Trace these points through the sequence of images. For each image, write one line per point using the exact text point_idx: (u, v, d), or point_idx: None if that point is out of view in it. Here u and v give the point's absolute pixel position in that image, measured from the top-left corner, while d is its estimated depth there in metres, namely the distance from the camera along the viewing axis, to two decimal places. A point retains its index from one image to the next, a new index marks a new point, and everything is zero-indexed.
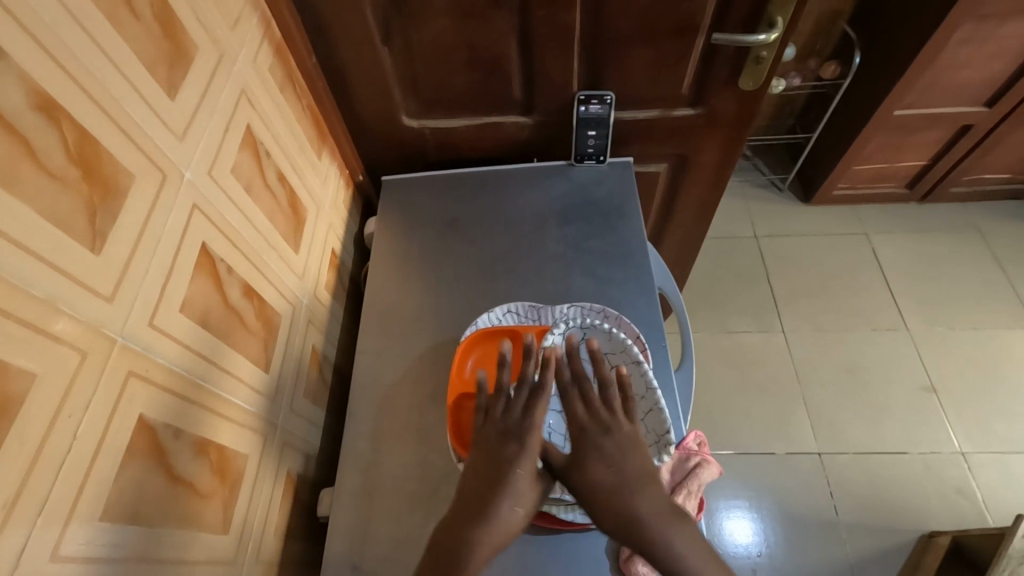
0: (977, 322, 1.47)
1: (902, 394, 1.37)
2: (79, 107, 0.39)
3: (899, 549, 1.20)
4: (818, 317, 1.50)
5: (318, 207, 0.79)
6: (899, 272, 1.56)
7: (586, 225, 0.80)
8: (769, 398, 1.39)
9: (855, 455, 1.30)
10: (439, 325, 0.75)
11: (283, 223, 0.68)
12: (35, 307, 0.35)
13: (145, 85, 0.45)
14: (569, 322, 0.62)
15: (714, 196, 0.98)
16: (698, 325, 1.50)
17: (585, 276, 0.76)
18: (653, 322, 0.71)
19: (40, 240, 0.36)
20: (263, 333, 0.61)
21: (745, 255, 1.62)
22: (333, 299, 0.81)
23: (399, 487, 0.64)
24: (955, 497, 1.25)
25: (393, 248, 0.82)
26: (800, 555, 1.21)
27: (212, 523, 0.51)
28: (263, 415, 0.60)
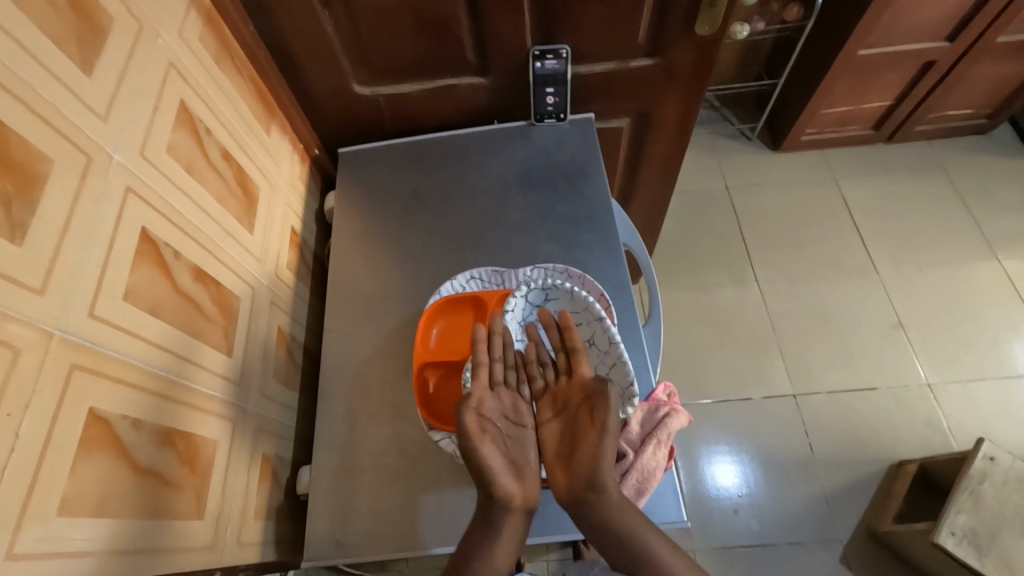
0: (942, 259, 1.50)
1: (872, 334, 1.41)
2: None
3: (871, 478, 1.26)
4: (789, 264, 1.52)
5: (272, 185, 0.76)
6: (867, 215, 1.58)
7: (550, 187, 0.79)
8: (744, 347, 1.42)
9: (828, 396, 1.35)
10: (407, 299, 0.74)
11: (234, 204, 0.65)
12: None
13: (54, 63, 0.42)
14: (531, 284, 0.57)
15: (680, 149, 0.97)
16: (674, 281, 1.52)
17: (551, 239, 0.75)
18: (620, 280, 0.71)
19: None
20: (224, 318, 0.60)
21: (717, 209, 1.62)
22: (297, 280, 0.79)
23: (377, 461, 0.64)
24: (923, 426, 1.30)
25: (356, 224, 0.81)
26: (779, 494, 1.26)
27: (186, 510, 0.50)
28: (231, 401, 0.59)
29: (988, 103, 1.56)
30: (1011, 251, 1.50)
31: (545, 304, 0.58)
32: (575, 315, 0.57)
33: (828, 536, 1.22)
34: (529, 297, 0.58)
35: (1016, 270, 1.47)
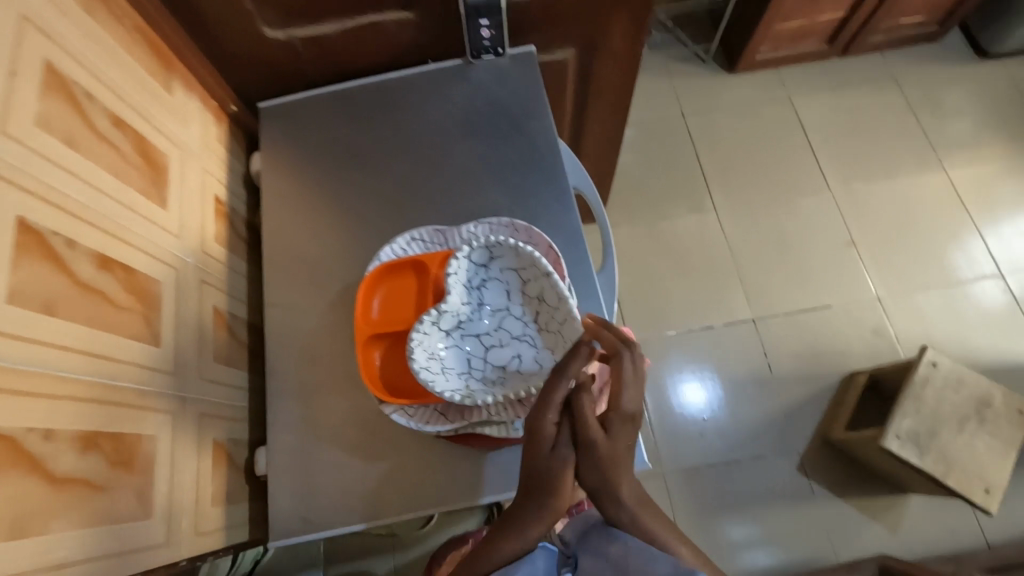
0: (893, 173, 1.52)
1: (826, 254, 1.45)
2: None
3: (826, 391, 1.33)
4: (747, 190, 1.52)
5: (183, 151, 0.68)
6: (822, 133, 1.57)
7: (493, 131, 0.74)
8: (705, 277, 1.43)
9: (785, 317, 1.39)
10: (350, 265, 0.70)
11: (136, 178, 0.58)
12: None
13: None
14: (473, 243, 0.53)
15: (628, 79, 0.91)
16: (634, 216, 1.50)
17: (498, 187, 0.71)
18: (572, 226, 0.68)
19: None
20: (142, 306, 0.55)
21: (673, 138, 1.58)
22: (229, 253, 0.74)
23: (335, 434, 0.62)
24: (872, 337, 1.37)
25: (287, 187, 0.74)
26: (741, 414, 1.32)
27: (128, 511, 0.48)
28: (166, 392, 0.55)
29: (940, 7, 1.53)
30: (957, 160, 1.52)
31: (490, 264, 0.54)
32: (523, 272, 0.54)
33: (786, 447, 1.29)
34: (473, 258, 0.54)
35: (961, 179, 1.50)
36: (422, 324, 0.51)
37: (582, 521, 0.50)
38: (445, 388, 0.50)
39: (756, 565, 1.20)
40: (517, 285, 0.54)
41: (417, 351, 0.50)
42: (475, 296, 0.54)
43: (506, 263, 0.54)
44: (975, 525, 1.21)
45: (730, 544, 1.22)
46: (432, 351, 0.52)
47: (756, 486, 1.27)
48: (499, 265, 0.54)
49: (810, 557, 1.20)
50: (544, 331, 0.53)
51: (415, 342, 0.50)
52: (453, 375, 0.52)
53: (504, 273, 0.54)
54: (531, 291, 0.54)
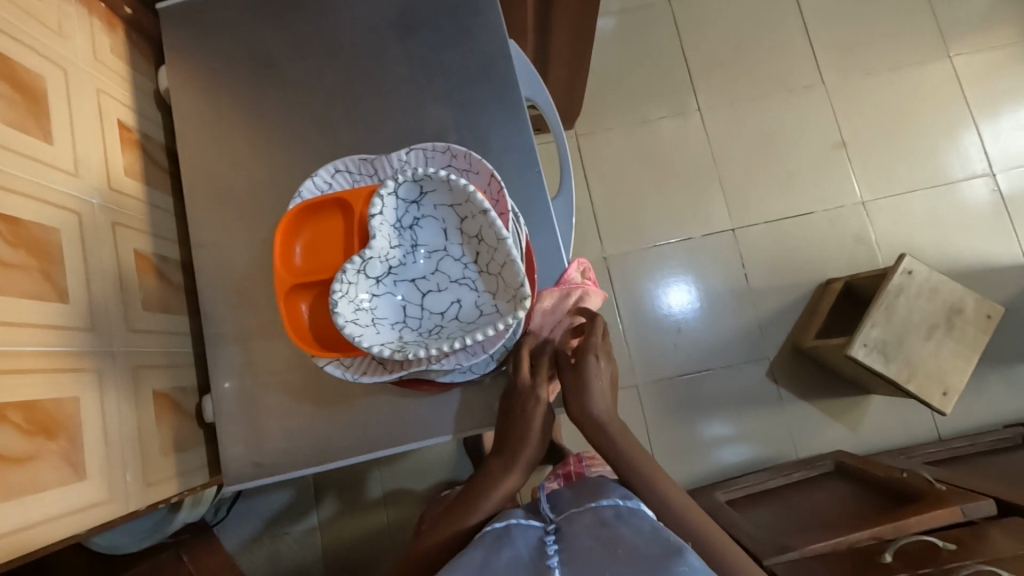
0: (893, 62, 1.39)
1: (815, 156, 1.37)
2: None
3: (801, 300, 1.32)
4: (734, 86, 1.39)
5: (65, 69, 0.58)
6: (821, 17, 1.42)
7: (431, 30, 0.63)
8: (685, 185, 1.36)
9: (766, 225, 1.35)
10: (281, 198, 0.63)
11: (2, 109, 0.50)
12: None
13: None
14: (399, 177, 0.47)
15: None
16: (612, 120, 1.39)
17: (439, 101, 0.62)
18: (524, 146, 0.61)
19: None
20: (36, 259, 0.49)
21: (657, 26, 1.42)
22: (148, 187, 0.66)
23: (280, 381, 0.60)
24: (853, 244, 1.33)
25: (200, 108, 0.65)
26: (715, 325, 1.33)
27: (56, 476, 0.47)
28: (85, 349, 0.52)
29: None
30: (964, 45, 1.39)
31: (422, 200, 0.48)
32: (458, 208, 0.48)
33: (757, 356, 1.31)
34: (401, 194, 0.48)
35: (965, 68, 1.38)
36: (345, 272, 0.46)
37: (579, 507, 0.49)
38: (375, 341, 0.47)
39: (721, 464, 1.27)
40: (452, 225, 0.49)
41: (340, 303, 0.46)
42: (407, 237, 0.49)
43: (439, 198, 0.48)
44: (931, 421, 1.27)
45: (698, 446, 1.28)
46: (359, 301, 0.47)
47: (725, 393, 1.30)
48: (431, 202, 0.49)
49: (772, 455, 1.27)
50: (485, 274, 0.49)
51: (337, 293, 0.45)
52: (383, 327, 0.48)
53: (438, 209, 0.48)
54: (469, 230, 0.49)
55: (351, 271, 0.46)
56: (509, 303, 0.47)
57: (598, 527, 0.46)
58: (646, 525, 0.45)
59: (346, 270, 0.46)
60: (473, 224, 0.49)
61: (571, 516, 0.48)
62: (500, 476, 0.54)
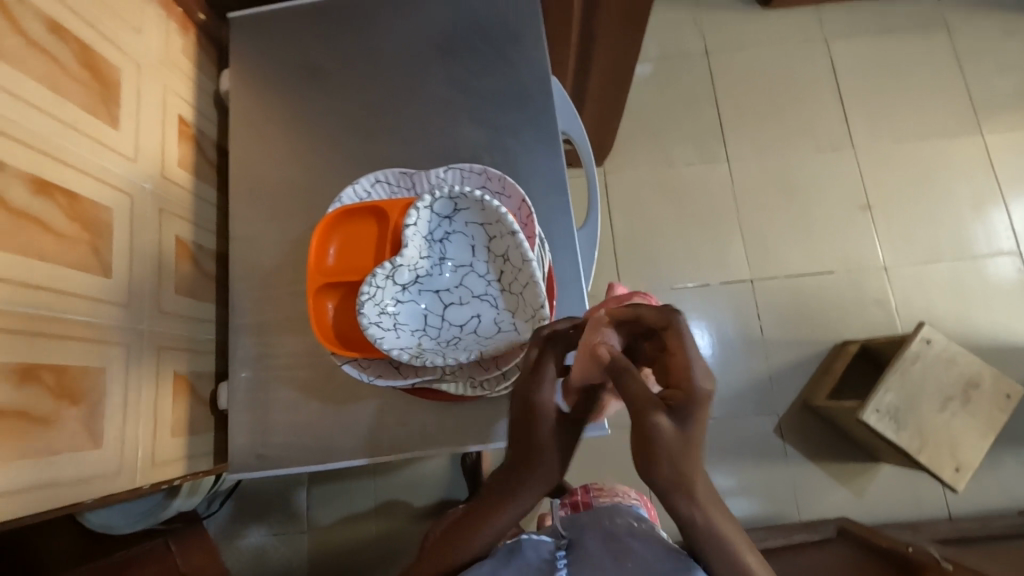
0: (924, 132, 1.41)
1: (839, 215, 1.38)
2: None
3: (815, 357, 1.31)
4: (763, 140, 1.42)
5: (136, 64, 0.62)
6: (853, 83, 1.45)
7: (478, 59, 0.67)
8: (707, 231, 1.38)
9: (784, 279, 1.35)
10: (318, 200, 0.66)
11: (79, 94, 0.54)
12: None
13: None
14: (436, 193, 0.49)
15: (641, 8, 0.80)
16: (640, 161, 1.42)
17: (477, 125, 0.65)
18: (555, 175, 0.63)
19: None
20: (90, 234, 0.52)
21: (693, 76, 1.46)
22: (195, 179, 0.70)
23: (294, 376, 0.62)
24: (872, 307, 1.33)
25: (252, 110, 0.69)
26: (725, 373, 1.32)
27: (76, 442, 0.48)
28: (117, 324, 0.54)
29: None
30: (997, 124, 1.40)
31: (455, 216, 0.50)
32: (488, 227, 0.50)
33: (766, 409, 1.30)
34: (436, 208, 0.50)
35: (997, 145, 1.39)
36: (373, 277, 0.48)
37: (593, 526, 0.50)
38: (394, 345, 0.49)
39: None
40: (480, 243, 0.51)
41: (366, 306, 0.47)
42: (436, 250, 0.51)
43: (471, 217, 0.50)
44: (941, 497, 1.23)
45: None
46: (384, 306, 0.49)
47: (730, 443, 1.28)
48: (463, 220, 0.51)
49: (773, 513, 1.24)
50: (508, 292, 0.51)
51: (364, 297, 0.47)
52: (404, 333, 0.50)
53: (468, 227, 0.51)
54: (496, 250, 0.51)
55: (380, 276, 0.48)
56: (528, 323, 0.49)
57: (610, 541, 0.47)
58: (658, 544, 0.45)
59: (374, 276, 0.48)
60: (500, 244, 0.50)
61: (584, 534, 0.49)
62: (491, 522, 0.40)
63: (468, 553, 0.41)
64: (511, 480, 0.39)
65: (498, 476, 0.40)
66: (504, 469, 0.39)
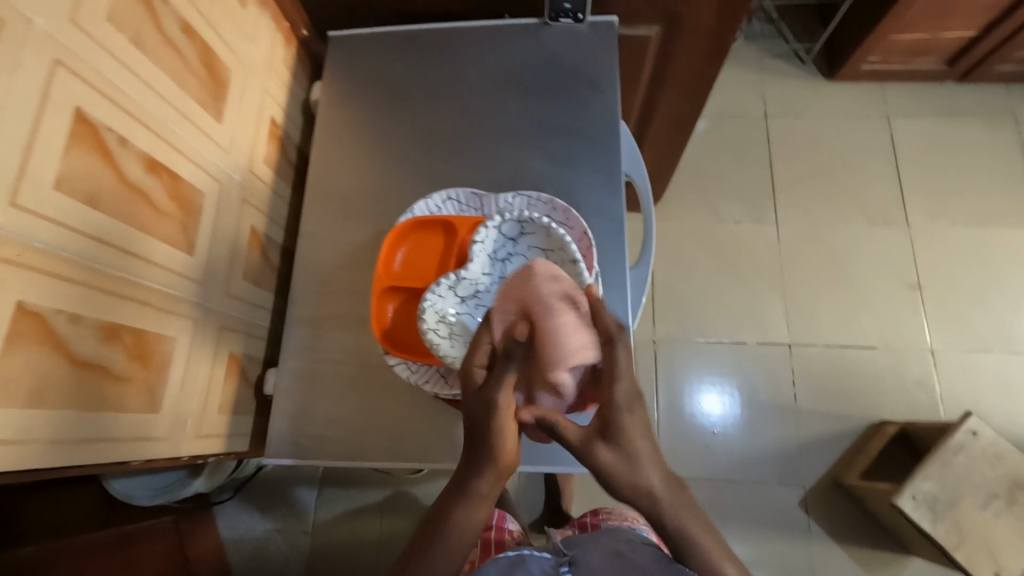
0: (984, 218, 1.39)
1: (887, 291, 1.35)
2: None
3: (848, 433, 1.27)
4: (815, 207, 1.42)
5: (245, 66, 0.68)
6: (913, 161, 1.44)
7: (553, 97, 0.71)
8: (748, 289, 1.37)
9: (824, 348, 1.32)
10: (385, 209, 0.69)
11: (196, 87, 0.59)
12: None
13: None
14: (504, 215, 0.52)
15: (712, 66, 0.83)
16: (688, 212, 1.43)
17: (545, 158, 0.69)
18: (614, 214, 0.66)
19: None
20: (182, 214, 0.56)
21: (749, 137, 1.49)
22: (275, 177, 0.75)
23: (340, 372, 0.64)
24: (913, 389, 1.28)
25: (337, 119, 0.74)
26: (752, 436, 1.28)
27: (139, 404, 0.51)
28: (191, 300, 0.58)
29: None
30: None
31: (520, 239, 0.53)
32: (550, 253, 0.53)
33: (792, 479, 1.25)
34: (503, 230, 0.53)
35: None
36: (436, 287, 0.52)
37: (597, 542, 0.47)
38: (449, 354, 0.51)
39: None
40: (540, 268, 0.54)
41: (427, 314, 0.51)
42: (498, 269, 0.54)
43: (535, 242, 0.53)
44: None
45: None
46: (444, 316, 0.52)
47: (750, 510, 1.24)
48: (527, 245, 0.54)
49: None
50: None
51: (426, 305, 0.51)
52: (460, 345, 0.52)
53: (531, 251, 0.53)
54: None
55: (443, 287, 0.52)
56: None
57: (616, 555, 0.44)
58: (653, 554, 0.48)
59: (438, 286, 0.52)
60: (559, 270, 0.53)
61: (587, 548, 0.46)
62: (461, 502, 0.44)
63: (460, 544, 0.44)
64: (475, 470, 0.44)
65: (465, 464, 0.45)
66: (472, 455, 0.45)
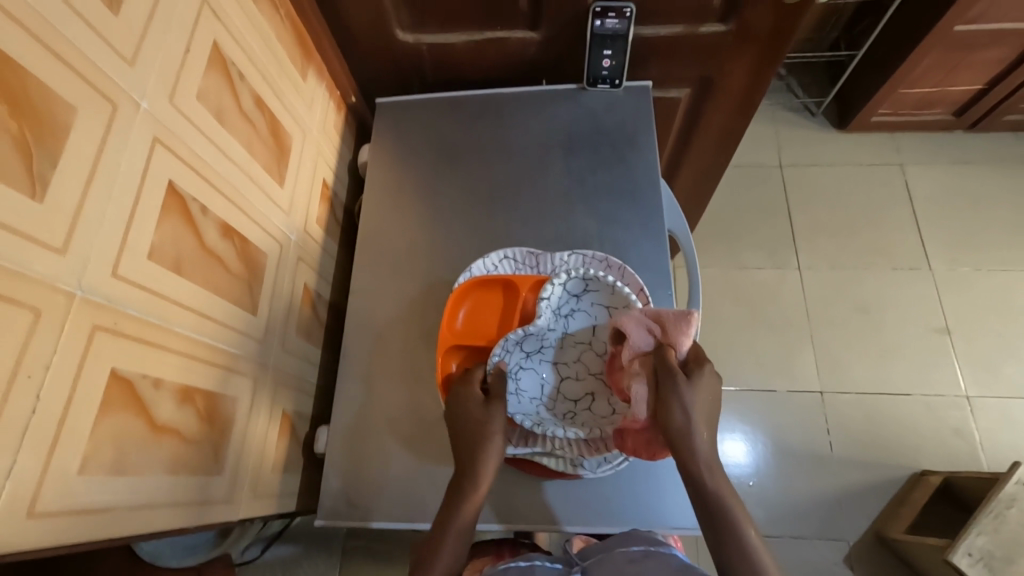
0: (1007, 263, 1.40)
1: (916, 337, 1.34)
2: (11, 41, 0.34)
3: (889, 484, 1.23)
4: (837, 253, 1.44)
5: (304, 132, 0.72)
6: (930, 208, 1.47)
7: (595, 157, 0.74)
8: (776, 335, 1.37)
9: (857, 395, 1.30)
10: (435, 265, 0.71)
11: (264, 154, 0.62)
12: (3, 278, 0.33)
13: (92, 12, 0.39)
14: (571, 274, 0.55)
15: (740, 124, 0.87)
16: (712, 260, 1.45)
17: (589, 215, 0.71)
18: (661, 268, 0.67)
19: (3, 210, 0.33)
20: (248, 275, 0.58)
21: (767, 186, 1.52)
22: (326, 235, 0.77)
23: (393, 428, 0.64)
24: (953, 437, 1.25)
25: (386, 178, 0.77)
26: (789, 487, 1.25)
27: (204, 466, 0.51)
28: (254, 358, 0.59)
29: None
30: None
31: (584, 295, 0.57)
32: (612, 309, 0.57)
33: (834, 533, 1.21)
34: (568, 286, 0.57)
35: None
36: (503, 342, 0.57)
37: (609, 551, 0.49)
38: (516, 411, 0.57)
39: None
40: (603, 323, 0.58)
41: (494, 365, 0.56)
42: (562, 324, 0.57)
43: (598, 298, 0.57)
44: None
45: None
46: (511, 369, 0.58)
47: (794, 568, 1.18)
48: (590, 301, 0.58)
49: None
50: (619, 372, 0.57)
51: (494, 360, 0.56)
52: (525, 399, 0.58)
53: (595, 306, 0.57)
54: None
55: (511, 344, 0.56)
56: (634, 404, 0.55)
57: (628, 560, 0.45)
58: (674, 563, 0.44)
59: (503, 343, 0.56)
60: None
61: (600, 556, 0.48)
62: (461, 499, 0.51)
63: (455, 538, 0.49)
64: (469, 474, 0.51)
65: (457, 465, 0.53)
66: (464, 457, 0.52)
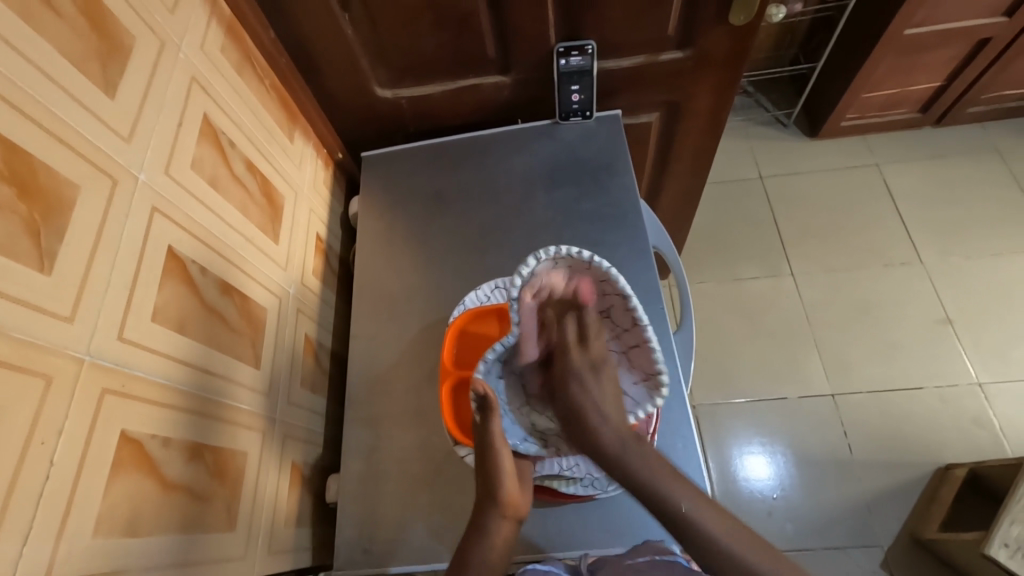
0: (997, 248, 1.41)
1: (919, 330, 1.35)
2: (17, 130, 0.37)
3: (917, 483, 1.20)
4: (829, 257, 1.46)
5: (295, 191, 0.75)
6: (913, 203, 1.50)
7: (576, 186, 0.77)
8: (780, 343, 1.37)
9: (870, 394, 1.29)
10: (432, 304, 0.73)
11: (258, 215, 0.65)
12: (14, 349, 0.34)
13: (89, 97, 0.43)
14: (540, 258, 0.56)
15: (712, 142, 0.90)
16: (705, 275, 1.47)
17: (576, 242, 0.73)
18: (651, 284, 0.69)
19: (12, 284, 0.35)
20: (250, 330, 0.60)
21: (750, 199, 1.56)
22: (323, 286, 0.79)
23: (403, 469, 0.64)
24: (973, 429, 1.23)
25: (378, 226, 0.80)
26: (815, 497, 1.22)
27: (218, 523, 0.51)
28: (261, 411, 0.60)
29: None
30: None
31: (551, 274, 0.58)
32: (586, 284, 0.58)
33: (868, 540, 1.17)
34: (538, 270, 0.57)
35: None
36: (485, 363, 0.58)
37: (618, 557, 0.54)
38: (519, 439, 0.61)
39: None
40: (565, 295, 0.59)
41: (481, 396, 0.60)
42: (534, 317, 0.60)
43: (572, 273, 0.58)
44: None
45: None
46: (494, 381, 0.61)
47: None
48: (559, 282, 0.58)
49: None
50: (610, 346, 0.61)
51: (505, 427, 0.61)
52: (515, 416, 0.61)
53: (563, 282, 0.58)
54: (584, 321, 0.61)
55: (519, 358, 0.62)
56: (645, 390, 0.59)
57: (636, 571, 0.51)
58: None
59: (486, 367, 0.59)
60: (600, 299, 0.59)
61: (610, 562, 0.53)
62: (483, 540, 0.53)
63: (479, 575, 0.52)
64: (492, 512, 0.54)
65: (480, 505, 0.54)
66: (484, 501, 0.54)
